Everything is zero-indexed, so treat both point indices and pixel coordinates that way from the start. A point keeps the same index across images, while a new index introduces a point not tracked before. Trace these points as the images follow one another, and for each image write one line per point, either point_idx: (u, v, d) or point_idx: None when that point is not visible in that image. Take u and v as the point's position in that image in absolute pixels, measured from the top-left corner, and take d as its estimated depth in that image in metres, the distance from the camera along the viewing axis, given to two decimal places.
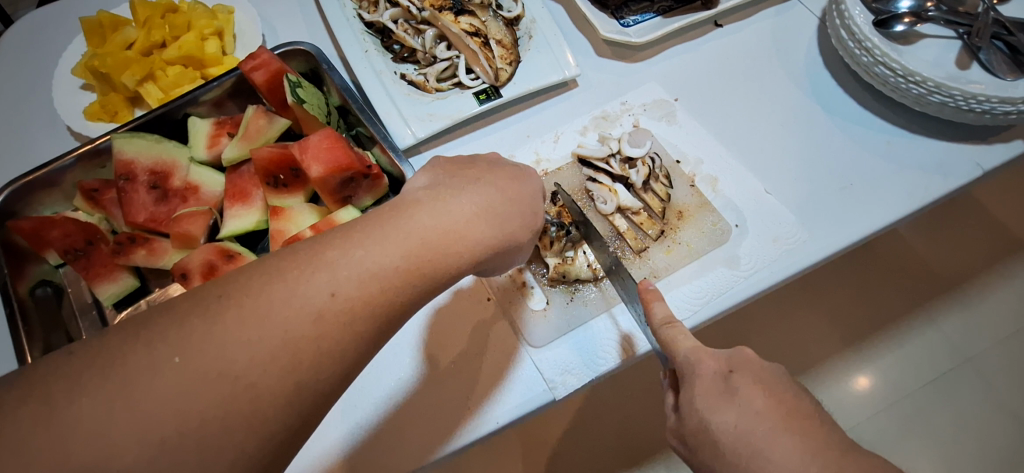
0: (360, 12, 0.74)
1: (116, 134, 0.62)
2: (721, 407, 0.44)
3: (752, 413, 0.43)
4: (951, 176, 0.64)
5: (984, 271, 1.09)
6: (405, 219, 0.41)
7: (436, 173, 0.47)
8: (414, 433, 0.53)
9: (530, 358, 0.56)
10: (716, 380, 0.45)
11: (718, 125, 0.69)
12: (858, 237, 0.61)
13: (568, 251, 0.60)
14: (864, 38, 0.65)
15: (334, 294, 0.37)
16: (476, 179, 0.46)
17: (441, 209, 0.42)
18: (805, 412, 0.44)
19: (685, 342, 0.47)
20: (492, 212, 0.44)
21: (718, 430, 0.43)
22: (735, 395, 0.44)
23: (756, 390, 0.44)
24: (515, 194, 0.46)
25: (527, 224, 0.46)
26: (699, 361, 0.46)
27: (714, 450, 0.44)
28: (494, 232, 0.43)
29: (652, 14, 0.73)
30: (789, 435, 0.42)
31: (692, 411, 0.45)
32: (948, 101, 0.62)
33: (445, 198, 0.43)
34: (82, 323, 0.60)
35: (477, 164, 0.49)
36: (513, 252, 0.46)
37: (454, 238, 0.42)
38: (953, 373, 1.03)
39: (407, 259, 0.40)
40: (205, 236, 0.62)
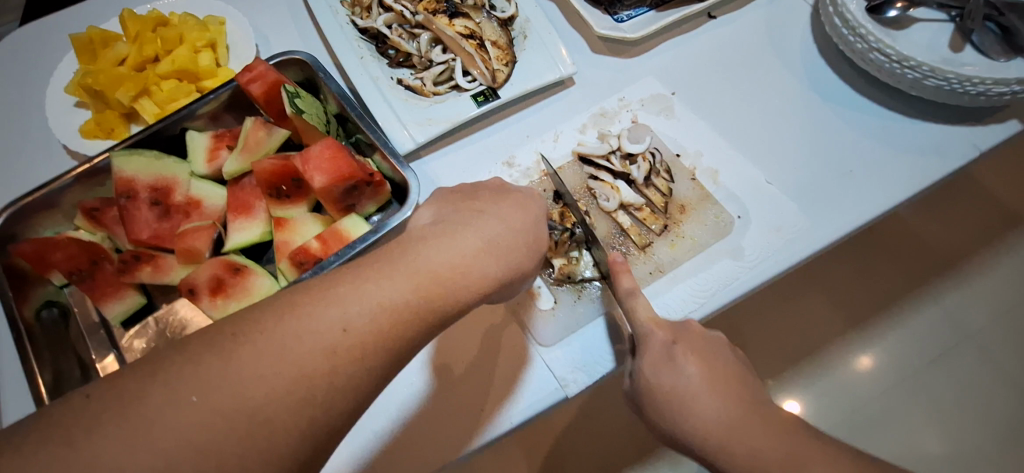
0: (353, 18, 0.73)
1: (115, 151, 0.62)
2: (665, 370, 0.50)
3: (686, 377, 0.49)
4: (948, 159, 0.65)
5: (981, 248, 1.10)
6: (416, 256, 0.44)
7: (438, 208, 0.52)
8: (429, 436, 0.54)
9: (542, 357, 0.56)
10: (662, 348, 0.51)
11: (715, 117, 0.69)
12: (858, 222, 0.61)
13: (573, 252, 0.61)
14: (857, 24, 0.65)
15: (346, 330, 0.39)
16: (480, 211, 0.50)
17: (447, 242, 0.46)
18: (728, 374, 0.51)
19: (643, 312, 0.52)
20: (500, 242, 0.48)
21: (657, 391, 0.50)
22: (676, 361, 0.50)
23: (694, 359, 0.50)
24: (520, 221, 0.50)
25: (533, 250, 0.50)
26: (651, 332, 0.51)
27: (654, 402, 0.50)
28: (502, 265, 0.47)
29: (646, 9, 0.73)
30: (718, 398, 0.49)
31: (640, 375, 0.51)
32: (943, 85, 0.62)
33: (451, 232, 0.47)
34: (91, 343, 0.60)
35: (481, 194, 0.53)
36: (518, 282, 0.50)
37: (463, 271, 0.45)
38: (954, 350, 1.05)
39: (418, 291, 0.42)
40: (211, 250, 0.62)
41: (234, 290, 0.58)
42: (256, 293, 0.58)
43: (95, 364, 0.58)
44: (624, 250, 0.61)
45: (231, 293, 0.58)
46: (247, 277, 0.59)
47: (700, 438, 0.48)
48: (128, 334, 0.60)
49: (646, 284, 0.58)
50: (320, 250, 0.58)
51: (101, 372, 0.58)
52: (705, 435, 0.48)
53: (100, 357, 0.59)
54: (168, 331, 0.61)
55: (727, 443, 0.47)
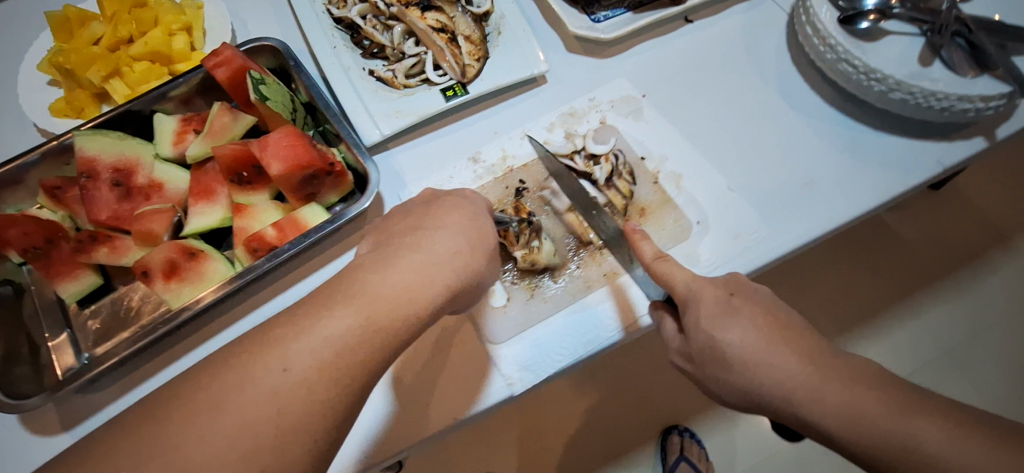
0: (329, 7, 0.73)
1: (78, 130, 0.62)
2: (726, 326, 0.47)
3: (752, 329, 0.46)
4: (912, 174, 0.65)
5: (964, 265, 1.11)
6: (360, 283, 0.45)
7: (378, 236, 0.50)
8: (389, 435, 0.54)
9: (490, 354, 0.57)
10: (719, 301, 0.48)
11: (684, 120, 0.69)
12: (817, 233, 0.61)
13: (533, 241, 0.59)
14: (827, 35, 0.65)
15: (287, 369, 0.41)
16: (417, 226, 0.49)
17: (377, 275, 0.45)
18: (795, 325, 0.47)
19: (681, 274, 0.50)
20: (444, 251, 0.47)
21: (726, 346, 0.46)
22: (736, 315, 0.47)
23: (757, 311, 0.48)
24: (466, 219, 0.50)
25: (481, 249, 0.50)
26: (701, 290, 0.49)
27: (722, 366, 0.47)
28: (450, 271, 0.47)
29: (623, 10, 0.73)
30: (788, 346, 0.46)
31: (698, 331, 0.48)
32: (909, 99, 0.62)
33: (378, 265, 0.46)
34: (45, 322, 0.60)
35: (416, 209, 0.51)
36: (475, 284, 0.50)
37: (404, 296, 0.45)
38: (936, 365, 1.06)
39: (359, 324, 0.43)
40: (170, 233, 0.62)
41: (189, 274, 0.59)
42: (210, 279, 0.59)
43: (46, 344, 0.59)
44: (582, 249, 0.62)
45: (186, 278, 0.58)
46: (202, 262, 0.59)
47: (787, 389, 0.44)
48: (84, 314, 0.61)
49: (608, 282, 0.59)
50: (276, 237, 0.58)
51: (53, 353, 0.58)
52: (788, 389, 0.44)
53: (52, 336, 0.59)
54: (123, 313, 0.61)
55: (814, 395, 0.43)
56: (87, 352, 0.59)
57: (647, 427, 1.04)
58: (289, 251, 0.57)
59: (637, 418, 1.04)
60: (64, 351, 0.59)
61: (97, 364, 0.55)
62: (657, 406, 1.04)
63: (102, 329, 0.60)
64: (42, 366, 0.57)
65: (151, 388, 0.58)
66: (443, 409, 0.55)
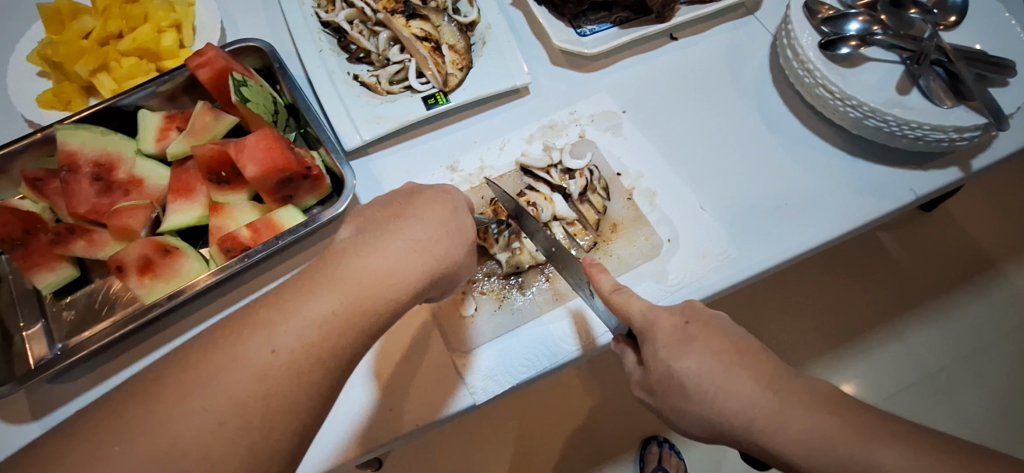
0: (317, 11, 0.74)
1: (60, 124, 0.63)
2: (683, 355, 0.46)
3: (710, 356, 0.46)
4: (884, 201, 0.66)
5: (950, 289, 1.11)
6: (341, 267, 0.44)
7: (359, 222, 0.49)
8: (352, 440, 0.54)
9: (455, 362, 0.57)
10: (675, 331, 0.47)
11: (662, 138, 0.70)
12: (787, 255, 0.62)
13: (514, 243, 0.61)
14: (806, 59, 0.66)
15: (275, 350, 0.40)
16: (400, 214, 0.48)
17: (348, 270, 0.44)
18: (754, 349, 0.47)
19: (638, 304, 0.49)
20: (423, 241, 0.46)
21: (683, 375, 0.46)
22: (693, 342, 0.46)
23: (714, 338, 0.47)
24: (442, 215, 0.49)
25: (460, 239, 0.49)
26: (657, 319, 0.48)
27: (682, 395, 0.46)
28: (430, 259, 0.46)
29: (610, 25, 0.74)
30: (745, 370, 0.45)
31: (656, 362, 0.47)
32: (883, 126, 0.63)
33: (359, 249, 0.45)
34: (20, 311, 0.61)
35: (397, 200, 0.50)
36: (455, 272, 0.49)
37: (384, 280, 0.44)
38: (917, 388, 1.06)
39: (341, 304, 0.42)
40: (147, 229, 0.63)
41: (163, 271, 0.59)
42: (185, 276, 0.60)
43: (21, 333, 0.59)
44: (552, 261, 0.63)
45: (160, 274, 0.59)
46: (178, 259, 0.60)
47: (746, 417, 0.44)
48: (59, 305, 0.61)
49: (569, 303, 0.60)
50: (249, 238, 0.59)
51: (27, 343, 0.59)
52: (747, 417, 0.44)
53: (27, 326, 0.60)
54: (97, 305, 0.62)
55: (784, 420, 0.43)
56: (60, 343, 0.60)
57: (629, 440, 1.02)
58: (261, 252, 0.58)
59: (622, 432, 1.02)
60: (37, 342, 0.59)
61: (69, 355, 0.55)
62: (640, 420, 1.03)
63: (76, 320, 0.61)
64: (15, 355, 0.58)
65: (122, 380, 0.59)
66: (411, 414, 0.55)
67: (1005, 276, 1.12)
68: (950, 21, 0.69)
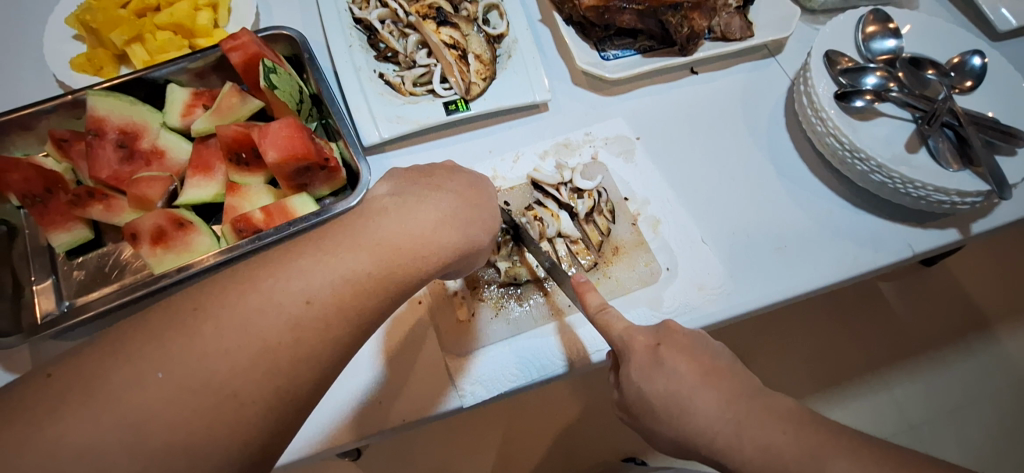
0: (351, 7, 0.75)
1: (91, 90, 0.65)
2: (652, 377, 0.48)
3: (677, 378, 0.47)
4: (882, 252, 0.67)
5: (942, 345, 1.12)
6: (377, 227, 0.46)
7: (397, 181, 0.51)
8: (340, 429, 0.55)
9: (448, 364, 0.59)
10: (645, 352, 0.49)
11: (671, 168, 0.72)
12: (780, 297, 0.64)
13: (516, 255, 0.64)
14: (820, 108, 0.68)
15: (309, 302, 0.41)
16: (438, 188, 0.51)
17: (387, 237, 0.45)
18: (721, 368, 0.48)
19: (618, 326, 0.50)
20: (454, 223, 0.48)
21: (650, 396, 0.48)
22: (663, 364, 0.48)
23: (682, 359, 0.48)
24: (474, 197, 0.51)
25: (488, 226, 0.51)
26: (630, 339, 0.49)
27: (651, 412, 0.48)
28: (460, 236, 0.48)
29: (633, 51, 0.76)
30: (710, 390, 0.46)
31: (630, 384, 0.49)
32: (888, 182, 0.65)
33: (399, 216, 0.47)
34: (32, 266, 0.63)
35: (436, 172, 0.53)
36: (475, 254, 0.51)
37: (418, 245, 0.46)
38: (899, 438, 1.07)
39: (371, 275, 0.43)
40: (164, 201, 0.65)
41: (175, 243, 0.61)
42: (195, 251, 0.61)
43: (31, 286, 0.61)
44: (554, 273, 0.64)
45: (171, 246, 0.61)
46: (190, 234, 0.62)
47: (707, 437, 0.45)
48: (70, 264, 0.63)
49: (562, 317, 0.62)
50: (262, 221, 0.61)
51: (36, 297, 0.61)
52: (709, 437, 0.45)
53: (37, 280, 0.62)
54: (108, 269, 0.63)
55: (752, 435, 0.44)
56: (68, 301, 0.61)
57: (609, 459, 1.03)
58: (272, 236, 0.59)
59: (602, 450, 1.03)
60: (46, 297, 0.61)
61: (76, 314, 0.56)
62: (622, 440, 1.04)
63: (86, 280, 0.63)
64: (23, 307, 0.60)
65: None
66: (400, 409, 0.57)
67: (997, 338, 1.13)
68: (966, 85, 0.71)
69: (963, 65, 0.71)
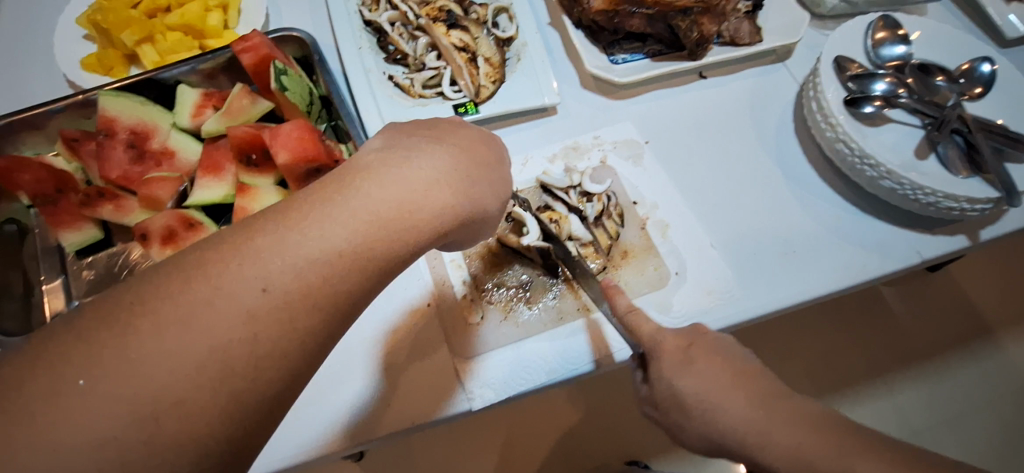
0: (361, 8, 0.75)
1: (103, 90, 0.65)
2: (683, 374, 0.48)
3: (709, 376, 0.48)
4: (890, 259, 0.67)
5: (946, 351, 1.12)
6: (358, 189, 0.41)
7: (391, 134, 0.47)
8: (345, 427, 0.55)
9: (457, 367, 0.59)
10: (677, 351, 0.50)
11: (680, 172, 0.72)
12: (789, 302, 0.63)
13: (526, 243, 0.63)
14: (830, 114, 0.68)
15: (267, 290, 0.36)
16: (437, 139, 0.47)
17: (388, 181, 0.42)
18: (750, 369, 0.49)
19: (648, 326, 0.51)
20: (457, 173, 0.44)
21: (682, 393, 0.48)
22: (695, 364, 0.48)
23: (712, 360, 0.49)
24: (480, 156, 0.47)
25: (495, 187, 0.48)
26: (661, 339, 0.50)
27: (682, 410, 0.48)
28: (458, 196, 0.44)
29: (642, 56, 0.76)
30: (741, 390, 0.47)
31: (660, 381, 0.50)
32: (897, 188, 0.65)
33: (398, 161, 0.43)
34: (42, 266, 0.63)
35: (439, 124, 0.50)
36: (479, 219, 0.47)
37: (407, 208, 0.41)
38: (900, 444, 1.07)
39: (357, 240, 0.39)
40: (173, 201, 0.65)
41: (184, 243, 0.61)
42: None
43: (41, 286, 0.61)
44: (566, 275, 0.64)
45: (182, 247, 0.61)
46: (200, 234, 0.62)
47: (736, 435, 0.46)
48: (80, 263, 0.63)
49: (570, 320, 0.62)
50: None
51: (45, 296, 0.61)
52: (740, 433, 0.45)
53: (47, 280, 0.62)
54: (117, 268, 0.64)
55: (770, 435, 0.44)
56: (77, 300, 0.61)
57: (611, 464, 1.02)
58: None
59: (603, 454, 1.02)
60: (55, 296, 0.61)
61: None
62: (624, 444, 1.03)
63: (95, 280, 0.63)
64: (32, 306, 0.60)
65: None
66: (406, 412, 0.57)
67: (1001, 345, 1.13)
68: (976, 92, 0.71)
69: (972, 71, 0.71)
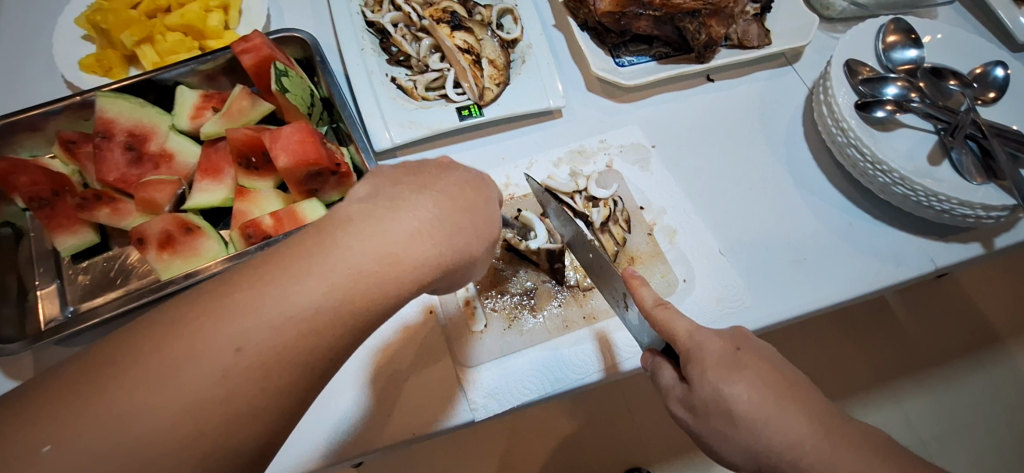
0: (364, 10, 0.74)
1: (100, 91, 0.63)
2: (733, 380, 0.44)
3: (760, 385, 0.44)
4: (903, 267, 0.66)
5: (953, 358, 1.11)
6: (336, 244, 0.38)
7: (378, 181, 0.44)
8: (344, 438, 0.54)
9: (461, 376, 0.57)
10: (725, 354, 0.45)
11: (687, 177, 0.70)
12: (799, 311, 0.62)
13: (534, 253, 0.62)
14: (841, 119, 0.67)
15: (240, 350, 0.35)
16: (423, 187, 0.43)
17: (368, 234, 0.39)
18: (802, 383, 0.45)
19: (683, 324, 0.47)
20: (441, 226, 0.41)
21: (732, 401, 0.43)
22: (743, 369, 0.44)
23: (762, 365, 0.45)
24: (467, 201, 0.44)
25: (482, 234, 0.44)
26: (704, 341, 0.45)
27: (726, 419, 0.44)
28: (444, 249, 0.41)
29: (648, 58, 0.75)
30: (797, 409, 0.43)
31: (703, 384, 0.44)
32: (910, 195, 0.64)
33: (383, 212, 0.40)
34: (37, 270, 0.62)
35: (426, 169, 0.45)
36: (467, 266, 0.44)
37: (388, 263, 0.39)
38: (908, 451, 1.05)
39: (333, 296, 0.37)
40: (171, 205, 0.64)
41: (182, 248, 0.60)
42: (203, 256, 0.60)
43: (35, 291, 0.60)
44: (579, 279, 0.63)
45: (179, 251, 0.60)
46: (198, 239, 0.61)
47: (794, 454, 0.42)
48: (75, 267, 0.62)
49: (577, 328, 0.60)
50: (272, 227, 0.59)
51: (40, 301, 0.60)
52: (794, 453, 0.42)
53: (42, 285, 0.61)
54: (113, 274, 0.62)
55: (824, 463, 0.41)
56: (72, 306, 0.60)
57: None
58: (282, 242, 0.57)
59: (605, 459, 0.98)
60: (49, 302, 0.60)
61: (81, 320, 0.55)
62: (625, 450, 0.99)
63: (90, 285, 0.62)
64: (27, 312, 0.59)
65: None
66: (406, 423, 0.55)
67: (1008, 354, 1.11)
68: (989, 97, 0.69)
69: (985, 75, 0.70)
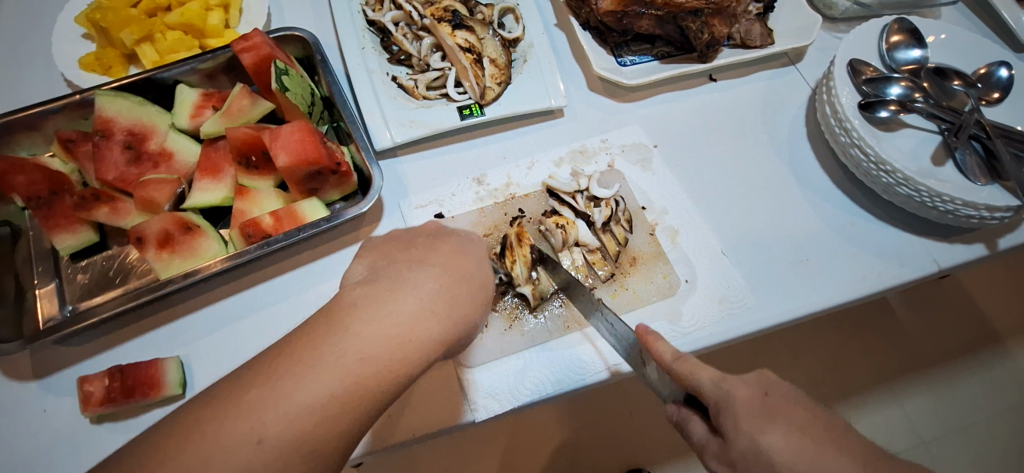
0: (365, 8, 0.74)
1: (101, 90, 0.63)
2: (767, 429, 0.41)
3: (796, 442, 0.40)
4: (907, 268, 0.65)
5: (956, 359, 1.10)
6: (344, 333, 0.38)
7: (373, 263, 0.45)
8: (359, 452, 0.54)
9: (461, 377, 0.57)
10: (756, 402, 0.42)
11: (689, 176, 0.70)
12: (801, 311, 0.62)
13: (535, 274, 0.60)
14: (845, 118, 0.66)
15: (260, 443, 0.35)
16: (421, 262, 0.44)
17: (378, 314, 0.40)
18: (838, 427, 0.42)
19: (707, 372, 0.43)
20: (442, 299, 0.42)
21: (771, 454, 0.40)
22: (775, 418, 0.41)
23: (792, 412, 0.42)
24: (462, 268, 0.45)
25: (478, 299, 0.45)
26: (733, 391, 0.42)
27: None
28: (447, 324, 0.41)
29: (650, 58, 0.74)
30: (835, 450, 0.40)
31: (737, 437, 0.41)
32: (914, 195, 0.63)
33: (385, 297, 0.40)
34: (36, 269, 0.61)
35: (416, 244, 0.47)
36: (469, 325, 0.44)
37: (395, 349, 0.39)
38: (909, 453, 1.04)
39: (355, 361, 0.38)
40: (171, 204, 0.63)
41: (181, 247, 0.59)
42: (202, 256, 0.59)
43: (34, 290, 0.60)
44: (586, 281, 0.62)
45: (178, 251, 0.59)
46: (197, 238, 0.60)
47: None
48: (74, 266, 0.62)
49: (581, 328, 0.60)
50: (271, 226, 0.59)
51: (39, 301, 0.60)
52: None
53: (40, 284, 0.61)
54: (112, 274, 0.62)
55: None
56: (71, 305, 0.60)
57: None
58: (282, 241, 0.58)
59: (605, 461, 0.97)
60: (48, 301, 0.60)
61: (78, 321, 0.54)
62: (624, 450, 0.98)
63: (89, 284, 0.61)
64: (26, 312, 0.59)
65: (127, 353, 0.59)
66: (408, 424, 0.55)
67: (1011, 354, 1.11)
68: (993, 97, 0.69)
69: (989, 75, 0.70)
